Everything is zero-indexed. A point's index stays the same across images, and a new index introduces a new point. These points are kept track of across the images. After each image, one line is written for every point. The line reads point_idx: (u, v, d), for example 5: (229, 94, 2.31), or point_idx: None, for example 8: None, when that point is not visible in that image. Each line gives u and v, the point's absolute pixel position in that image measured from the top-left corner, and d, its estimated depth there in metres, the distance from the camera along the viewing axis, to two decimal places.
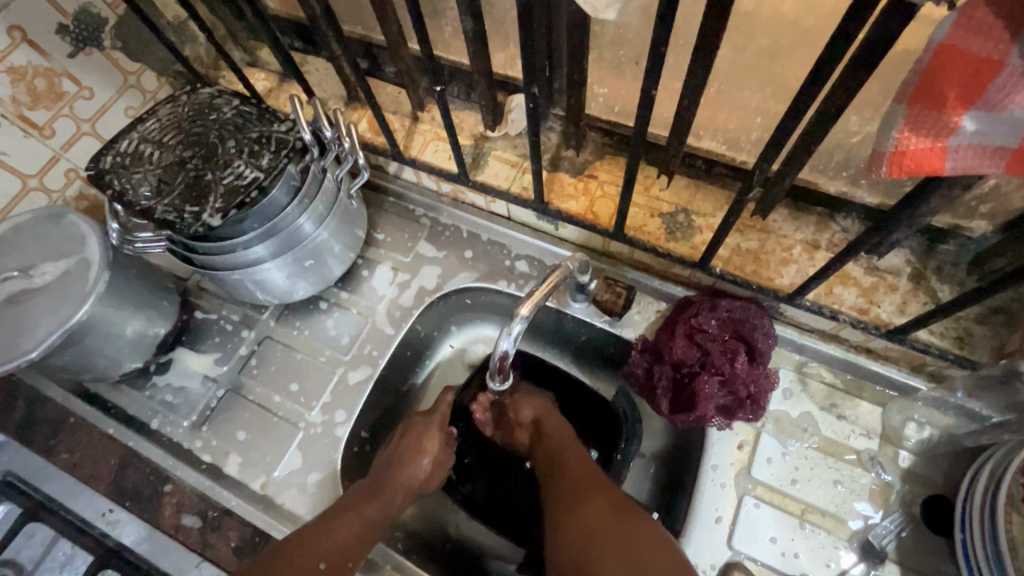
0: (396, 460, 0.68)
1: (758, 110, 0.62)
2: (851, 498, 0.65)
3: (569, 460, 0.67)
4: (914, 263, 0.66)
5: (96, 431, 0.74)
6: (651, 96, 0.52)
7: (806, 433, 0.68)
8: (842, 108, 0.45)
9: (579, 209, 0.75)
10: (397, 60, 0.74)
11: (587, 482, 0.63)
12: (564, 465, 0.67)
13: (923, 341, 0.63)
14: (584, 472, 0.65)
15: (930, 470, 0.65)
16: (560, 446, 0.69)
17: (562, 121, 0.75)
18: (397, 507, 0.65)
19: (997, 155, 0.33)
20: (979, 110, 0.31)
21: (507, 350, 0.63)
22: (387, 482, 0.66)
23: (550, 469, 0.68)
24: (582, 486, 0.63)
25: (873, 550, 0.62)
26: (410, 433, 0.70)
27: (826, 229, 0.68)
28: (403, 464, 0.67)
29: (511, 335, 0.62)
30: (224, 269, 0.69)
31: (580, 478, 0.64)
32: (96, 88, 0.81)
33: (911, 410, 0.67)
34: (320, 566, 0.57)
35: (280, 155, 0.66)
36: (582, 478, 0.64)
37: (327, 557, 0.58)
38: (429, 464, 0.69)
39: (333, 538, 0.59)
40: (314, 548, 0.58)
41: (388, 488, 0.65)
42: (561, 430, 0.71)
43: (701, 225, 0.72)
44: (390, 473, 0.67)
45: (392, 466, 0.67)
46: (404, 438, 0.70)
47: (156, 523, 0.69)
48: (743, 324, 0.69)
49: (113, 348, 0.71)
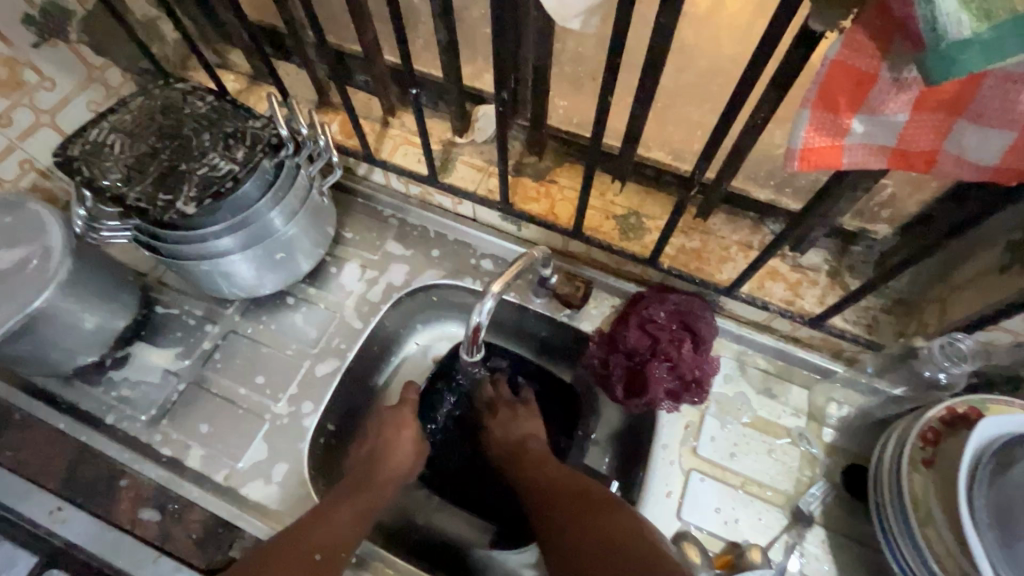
0: (376, 456, 0.69)
1: (699, 123, 0.71)
2: (783, 469, 0.73)
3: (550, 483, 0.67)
4: (831, 261, 0.75)
5: (45, 427, 0.73)
6: (606, 106, 0.59)
7: (742, 412, 0.76)
8: (764, 121, 0.53)
9: (540, 210, 0.81)
10: (371, 67, 0.78)
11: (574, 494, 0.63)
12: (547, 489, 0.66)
13: (839, 327, 0.72)
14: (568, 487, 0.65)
15: (849, 443, 0.74)
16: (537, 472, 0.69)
17: (526, 130, 0.81)
18: (386, 498, 0.67)
19: (880, 152, 0.42)
20: (864, 115, 0.39)
21: (480, 323, 0.68)
22: (372, 478, 0.67)
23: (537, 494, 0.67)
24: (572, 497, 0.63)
25: (801, 515, 0.70)
26: (384, 430, 0.72)
27: (759, 231, 0.77)
28: (387, 453, 0.70)
29: (483, 311, 0.66)
30: (193, 259, 0.70)
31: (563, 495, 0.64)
32: (58, 80, 0.80)
33: (831, 391, 0.76)
34: (316, 556, 0.57)
35: (255, 149, 0.68)
36: (568, 489, 0.64)
37: (322, 548, 0.58)
38: (411, 451, 0.71)
39: (326, 530, 0.59)
40: (307, 541, 0.58)
41: (374, 482, 0.67)
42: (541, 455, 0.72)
43: (650, 226, 0.79)
44: (372, 469, 0.68)
45: (379, 455, 0.69)
46: (379, 434, 0.71)
47: (110, 518, 0.68)
48: (690, 315, 0.75)
49: (70, 339, 0.70)
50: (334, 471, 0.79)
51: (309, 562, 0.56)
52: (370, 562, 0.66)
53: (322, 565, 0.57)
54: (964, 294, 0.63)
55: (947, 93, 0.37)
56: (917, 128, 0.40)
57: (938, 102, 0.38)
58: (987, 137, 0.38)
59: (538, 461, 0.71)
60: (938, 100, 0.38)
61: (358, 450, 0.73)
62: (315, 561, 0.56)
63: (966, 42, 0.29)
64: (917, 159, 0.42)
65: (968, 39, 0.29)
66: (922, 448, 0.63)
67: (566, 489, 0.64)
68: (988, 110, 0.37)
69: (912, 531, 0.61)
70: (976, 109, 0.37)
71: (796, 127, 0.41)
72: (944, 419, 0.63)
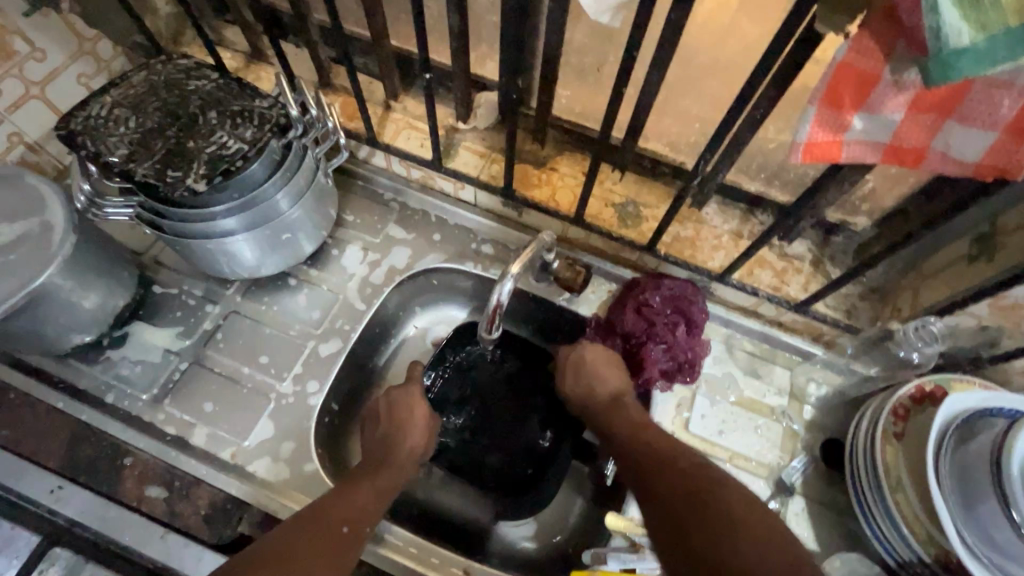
0: (391, 437, 0.71)
1: (697, 117, 0.74)
2: (767, 444, 0.78)
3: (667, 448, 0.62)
4: (815, 251, 0.80)
5: (44, 406, 0.72)
6: (617, 96, 0.61)
7: (728, 390, 0.81)
8: (765, 116, 0.56)
9: (542, 197, 0.83)
10: (377, 51, 0.78)
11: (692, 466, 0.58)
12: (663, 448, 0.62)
13: (821, 313, 0.78)
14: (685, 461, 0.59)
15: (827, 420, 0.79)
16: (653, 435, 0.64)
17: (530, 118, 0.82)
18: (406, 475, 0.69)
19: (875, 149, 0.46)
20: (864, 112, 0.43)
21: (501, 302, 0.71)
22: (389, 456, 0.69)
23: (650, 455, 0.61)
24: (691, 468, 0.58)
25: (784, 486, 0.75)
26: (397, 407, 0.73)
27: (749, 222, 0.81)
28: (404, 431, 0.71)
29: (504, 290, 0.70)
30: (198, 238, 0.69)
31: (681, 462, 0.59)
32: (49, 51, 0.78)
33: (812, 371, 0.82)
34: (343, 528, 0.59)
35: (264, 129, 0.67)
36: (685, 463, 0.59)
37: (348, 521, 0.60)
38: (423, 430, 0.73)
39: (352, 504, 0.62)
40: (337, 512, 0.60)
41: (394, 459, 0.69)
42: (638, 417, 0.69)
43: (648, 215, 0.82)
44: (390, 448, 0.70)
45: (393, 437, 0.71)
46: (392, 415, 0.73)
47: (116, 496, 0.68)
48: (683, 299, 0.78)
49: (69, 318, 0.69)
50: (338, 448, 0.80)
51: (338, 533, 0.58)
52: (383, 534, 0.70)
53: (349, 537, 0.59)
54: (935, 282, 0.69)
55: (940, 95, 0.41)
56: (912, 126, 0.44)
57: (929, 104, 0.42)
58: (972, 136, 0.42)
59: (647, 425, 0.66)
60: (932, 101, 0.42)
61: (370, 431, 0.74)
62: (344, 532, 0.58)
63: (964, 50, 0.33)
64: (908, 156, 0.46)
65: (966, 47, 0.33)
66: (893, 423, 0.69)
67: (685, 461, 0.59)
68: (973, 112, 0.41)
69: (885, 497, 0.66)
70: (963, 112, 0.42)
71: (801, 120, 0.44)
72: (913, 396, 0.69)
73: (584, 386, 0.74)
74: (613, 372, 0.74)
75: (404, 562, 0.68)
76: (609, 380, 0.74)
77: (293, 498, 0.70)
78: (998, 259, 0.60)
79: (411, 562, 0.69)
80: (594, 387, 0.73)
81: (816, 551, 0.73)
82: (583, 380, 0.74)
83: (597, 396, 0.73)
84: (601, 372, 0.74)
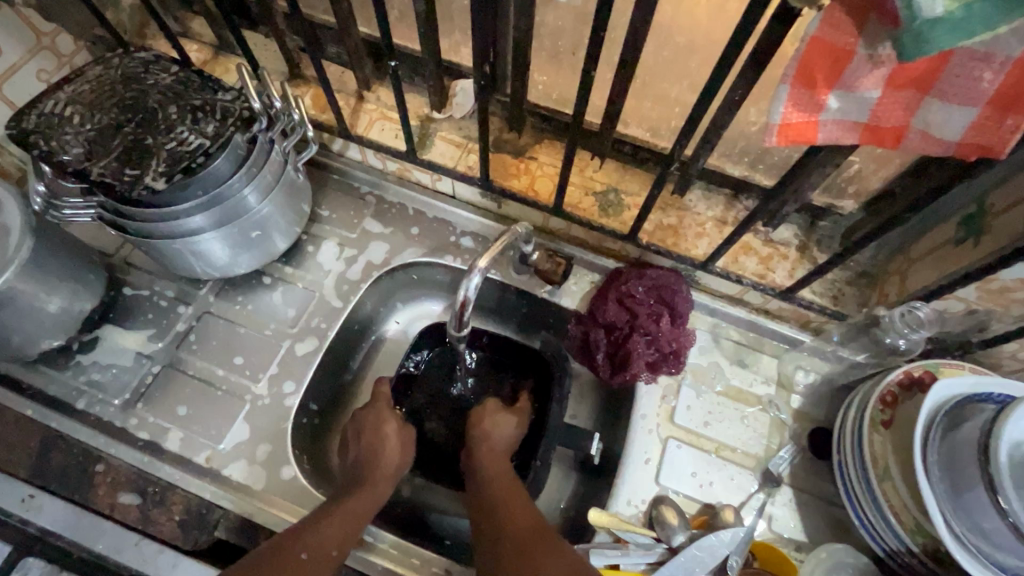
0: (367, 456, 0.70)
1: (677, 100, 0.72)
2: (754, 435, 0.77)
3: (516, 502, 0.63)
4: (801, 235, 0.78)
5: (13, 414, 0.71)
6: (589, 80, 0.59)
7: (714, 380, 0.79)
8: (742, 97, 0.54)
9: (521, 187, 0.81)
10: (345, 39, 0.75)
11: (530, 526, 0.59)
12: (508, 505, 0.63)
13: (807, 299, 0.76)
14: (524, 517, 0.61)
15: (815, 409, 0.78)
16: (504, 488, 0.66)
17: (506, 106, 0.80)
18: (381, 494, 0.67)
19: (853, 129, 0.43)
20: (839, 91, 0.41)
21: (468, 298, 0.69)
22: (364, 475, 0.68)
23: (495, 508, 0.63)
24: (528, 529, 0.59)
25: (771, 476, 0.74)
26: (365, 431, 0.72)
27: (733, 207, 0.79)
28: (378, 452, 0.70)
29: (471, 286, 0.67)
30: (164, 238, 0.67)
31: (520, 520, 0.60)
32: (4, 48, 0.75)
33: (799, 359, 0.80)
34: (301, 556, 0.56)
35: (226, 123, 0.65)
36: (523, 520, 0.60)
37: (307, 548, 0.57)
38: (398, 447, 0.72)
39: (315, 530, 0.59)
40: (296, 539, 0.57)
41: (369, 478, 0.67)
42: (496, 465, 0.69)
43: (630, 203, 0.80)
44: (368, 467, 0.69)
45: (368, 455, 0.70)
46: (362, 436, 0.71)
47: (88, 505, 0.67)
48: (666, 289, 0.77)
49: (33, 324, 0.67)
50: (319, 449, 0.79)
51: (294, 561, 0.55)
52: (371, 541, 0.69)
53: (308, 564, 0.56)
54: (921, 265, 0.67)
55: (917, 70, 0.39)
56: (889, 104, 0.41)
57: (907, 80, 0.40)
58: (953, 113, 0.40)
59: (500, 473, 0.68)
60: (910, 77, 0.40)
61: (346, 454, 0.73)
62: (300, 560, 0.56)
63: (938, 19, 0.31)
64: (887, 135, 0.43)
65: (940, 17, 0.31)
66: (881, 410, 0.67)
67: (523, 516, 0.61)
68: (954, 87, 0.39)
69: (871, 485, 0.65)
70: (943, 87, 0.39)
71: (774, 101, 0.42)
72: (902, 382, 0.67)
73: (481, 432, 0.73)
74: (510, 422, 0.75)
75: (387, 565, 0.68)
76: (507, 427, 0.75)
77: (272, 502, 0.69)
78: (984, 242, 0.58)
79: (393, 564, 0.68)
80: (492, 436, 0.73)
81: (803, 541, 0.72)
82: (482, 428, 0.74)
83: (482, 444, 0.72)
84: (498, 422, 0.75)
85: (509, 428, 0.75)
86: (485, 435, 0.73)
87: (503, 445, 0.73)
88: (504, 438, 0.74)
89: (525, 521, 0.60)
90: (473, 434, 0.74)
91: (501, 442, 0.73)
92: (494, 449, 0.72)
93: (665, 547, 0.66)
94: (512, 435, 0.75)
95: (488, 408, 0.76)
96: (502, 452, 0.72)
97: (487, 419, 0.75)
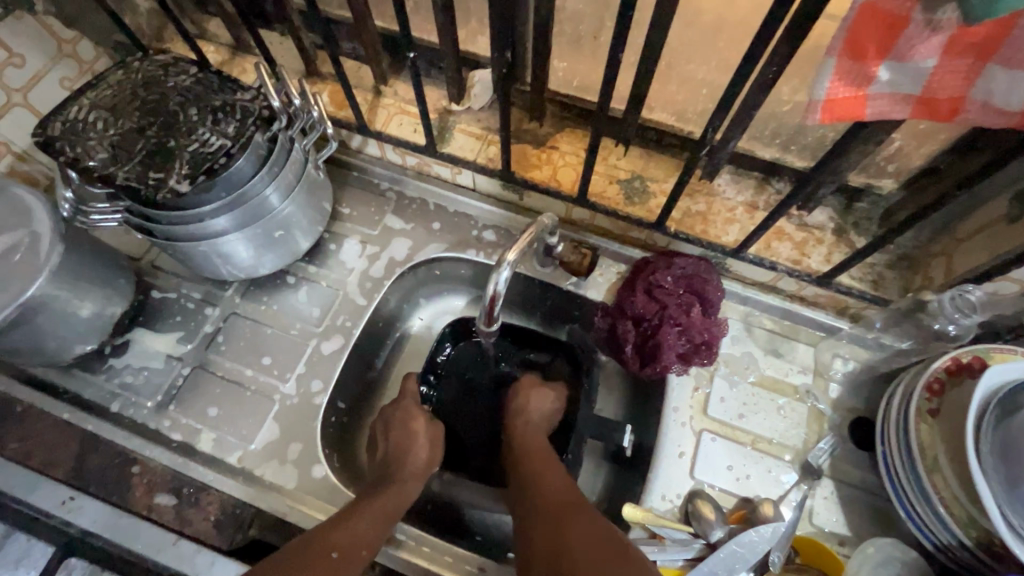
0: (397, 453, 0.69)
1: (704, 82, 0.69)
2: (791, 426, 0.74)
3: (548, 480, 0.64)
4: (837, 218, 0.75)
5: (50, 418, 0.72)
6: (613, 66, 0.57)
7: (748, 370, 0.77)
8: (777, 74, 0.51)
9: (543, 177, 0.79)
10: (361, 35, 0.74)
11: (564, 500, 0.61)
12: (540, 483, 0.64)
13: (845, 285, 0.73)
14: (556, 492, 0.62)
15: (855, 398, 0.75)
16: (536, 467, 0.67)
17: (526, 95, 0.78)
18: (410, 492, 0.66)
19: (904, 101, 0.41)
20: (891, 61, 0.38)
21: (498, 292, 0.68)
22: (394, 473, 0.68)
23: (526, 489, 0.64)
24: (561, 505, 0.60)
25: (811, 469, 0.71)
26: (393, 426, 0.72)
27: (764, 191, 0.76)
28: (404, 452, 0.69)
29: (500, 280, 0.66)
30: (189, 240, 0.67)
31: (553, 497, 0.61)
32: (27, 56, 0.76)
33: (837, 347, 0.77)
34: (333, 555, 0.55)
35: (247, 123, 0.64)
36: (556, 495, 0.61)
37: (339, 547, 0.56)
38: (426, 444, 0.71)
39: (346, 529, 0.58)
40: (328, 537, 0.57)
41: (396, 479, 0.67)
42: (533, 441, 0.71)
43: (655, 190, 0.78)
44: (394, 467, 0.68)
45: (396, 454, 0.69)
46: (390, 433, 0.72)
47: (125, 505, 0.68)
48: (696, 278, 0.74)
49: (66, 329, 0.68)
50: (348, 448, 0.79)
51: (326, 560, 0.55)
52: (400, 538, 0.68)
53: (340, 563, 0.55)
54: (971, 246, 0.64)
55: (980, 35, 0.36)
56: (946, 73, 0.39)
57: (968, 45, 0.37)
58: (1017, 80, 0.38)
59: (533, 451, 0.70)
60: (970, 42, 0.37)
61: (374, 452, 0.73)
62: (333, 559, 0.55)
63: None
64: (942, 107, 0.41)
65: None
66: (927, 399, 0.64)
67: (555, 492, 0.62)
68: (1020, 52, 0.36)
69: (919, 477, 0.62)
70: (1008, 52, 0.37)
71: (819, 76, 0.40)
72: (949, 368, 0.64)
73: (521, 405, 0.76)
74: (550, 396, 0.77)
75: (419, 563, 0.67)
76: (547, 400, 0.77)
77: (303, 501, 0.69)
78: None
79: (426, 562, 0.67)
80: (531, 408, 0.75)
81: (847, 535, 0.69)
82: (523, 401, 0.76)
83: (525, 416, 0.75)
84: (539, 395, 0.77)
85: (549, 402, 0.77)
86: (526, 407, 0.75)
87: (539, 418, 0.75)
88: (541, 412, 0.76)
89: (559, 495, 0.61)
90: (514, 403, 0.77)
91: (540, 417, 0.75)
92: (531, 422, 0.74)
93: (702, 543, 0.64)
94: (550, 409, 0.76)
95: (528, 381, 0.78)
96: (539, 425, 0.74)
97: (526, 390, 0.77)
